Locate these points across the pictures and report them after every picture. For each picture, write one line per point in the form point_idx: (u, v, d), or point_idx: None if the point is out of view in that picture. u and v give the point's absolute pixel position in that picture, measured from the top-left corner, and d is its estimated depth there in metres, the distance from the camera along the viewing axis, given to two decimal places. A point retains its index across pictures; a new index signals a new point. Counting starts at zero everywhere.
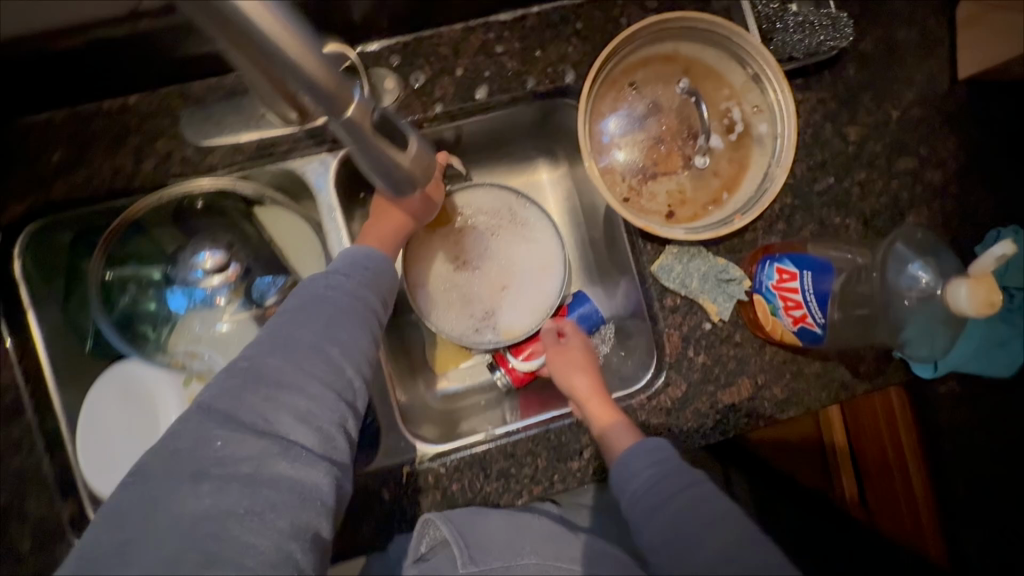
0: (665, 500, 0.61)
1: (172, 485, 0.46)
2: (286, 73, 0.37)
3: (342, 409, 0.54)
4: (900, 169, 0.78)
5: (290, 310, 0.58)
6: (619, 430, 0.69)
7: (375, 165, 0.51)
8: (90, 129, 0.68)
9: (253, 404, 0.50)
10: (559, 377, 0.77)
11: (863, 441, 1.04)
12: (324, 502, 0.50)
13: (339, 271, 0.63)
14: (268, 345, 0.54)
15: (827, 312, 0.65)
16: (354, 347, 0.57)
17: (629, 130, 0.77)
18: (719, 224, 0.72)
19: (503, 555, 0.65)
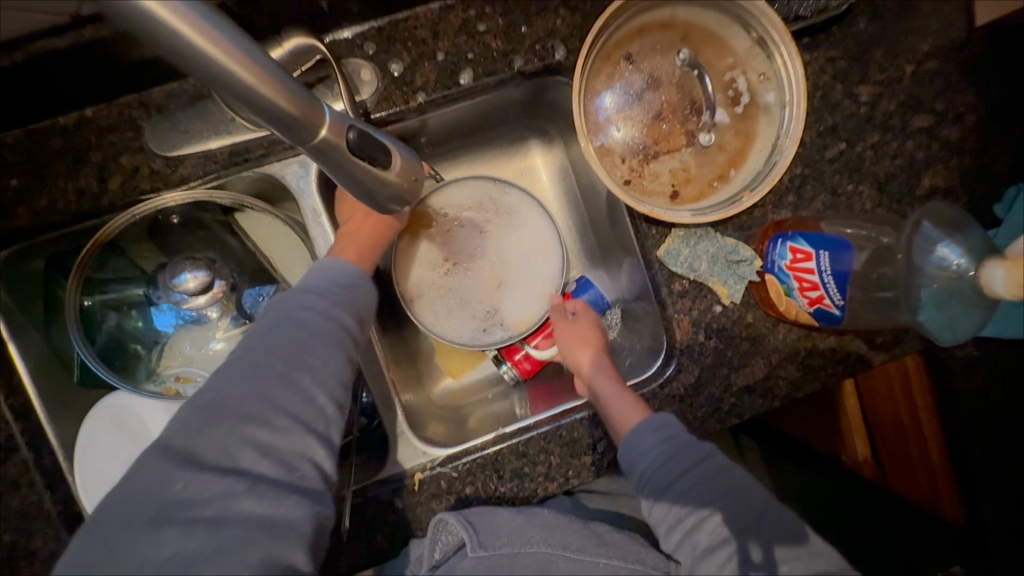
0: (681, 475, 0.61)
1: (130, 533, 0.44)
2: (240, 98, 0.36)
3: (312, 441, 0.52)
4: (915, 127, 0.73)
5: (259, 332, 0.56)
6: (625, 404, 0.66)
7: (355, 187, 0.47)
8: (49, 147, 0.63)
9: (215, 441, 0.48)
10: (565, 350, 0.75)
11: (877, 406, 0.99)
12: (297, 535, 0.48)
13: (311, 289, 0.60)
14: (233, 376, 0.52)
15: (846, 293, 0.62)
16: (328, 373, 0.55)
17: (627, 106, 0.72)
18: (726, 203, 0.68)
19: (511, 540, 0.64)
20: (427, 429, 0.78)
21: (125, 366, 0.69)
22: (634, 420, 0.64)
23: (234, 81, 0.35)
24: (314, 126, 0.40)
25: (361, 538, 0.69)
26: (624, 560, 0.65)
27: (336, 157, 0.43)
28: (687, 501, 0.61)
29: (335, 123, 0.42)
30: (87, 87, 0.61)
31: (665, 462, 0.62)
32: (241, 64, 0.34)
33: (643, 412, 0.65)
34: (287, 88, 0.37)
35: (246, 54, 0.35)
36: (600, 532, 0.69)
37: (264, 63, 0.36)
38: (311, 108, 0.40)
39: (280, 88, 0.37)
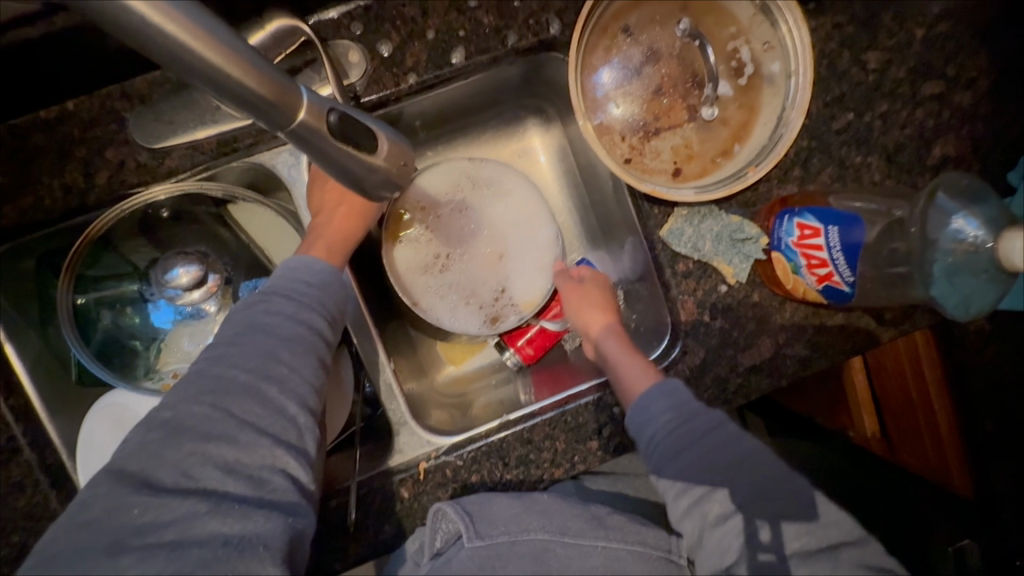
0: (695, 440, 0.59)
1: (86, 564, 0.43)
2: (210, 83, 0.35)
3: (282, 453, 0.51)
4: (926, 94, 0.70)
5: (224, 342, 0.55)
6: (633, 368, 0.65)
7: (341, 175, 0.44)
8: (32, 143, 0.62)
9: (174, 464, 0.48)
10: (573, 311, 0.75)
11: (885, 383, 0.99)
12: (268, 549, 0.47)
13: (277, 292, 0.59)
14: (194, 392, 0.51)
15: (856, 269, 0.60)
16: (297, 379, 0.55)
17: (625, 82, 0.69)
18: (731, 179, 0.66)
19: (509, 529, 0.63)
20: (430, 417, 0.78)
21: (124, 363, 0.68)
22: (646, 383, 0.63)
23: (202, 63, 0.33)
24: (292, 110, 0.38)
25: (369, 529, 0.69)
26: (624, 541, 0.65)
27: (318, 144, 0.40)
28: (691, 468, 0.59)
29: (314, 105, 0.39)
30: (63, 79, 0.58)
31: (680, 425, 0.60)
32: (208, 45, 0.33)
33: (656, 374, 0.65)
34: (261, 71, 0.36)
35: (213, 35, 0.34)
36: (600, 514, 0.68)
37: (236, 46, 0.35)
38: (288, 93, 0.38)
39: (251, 70, 0.35)
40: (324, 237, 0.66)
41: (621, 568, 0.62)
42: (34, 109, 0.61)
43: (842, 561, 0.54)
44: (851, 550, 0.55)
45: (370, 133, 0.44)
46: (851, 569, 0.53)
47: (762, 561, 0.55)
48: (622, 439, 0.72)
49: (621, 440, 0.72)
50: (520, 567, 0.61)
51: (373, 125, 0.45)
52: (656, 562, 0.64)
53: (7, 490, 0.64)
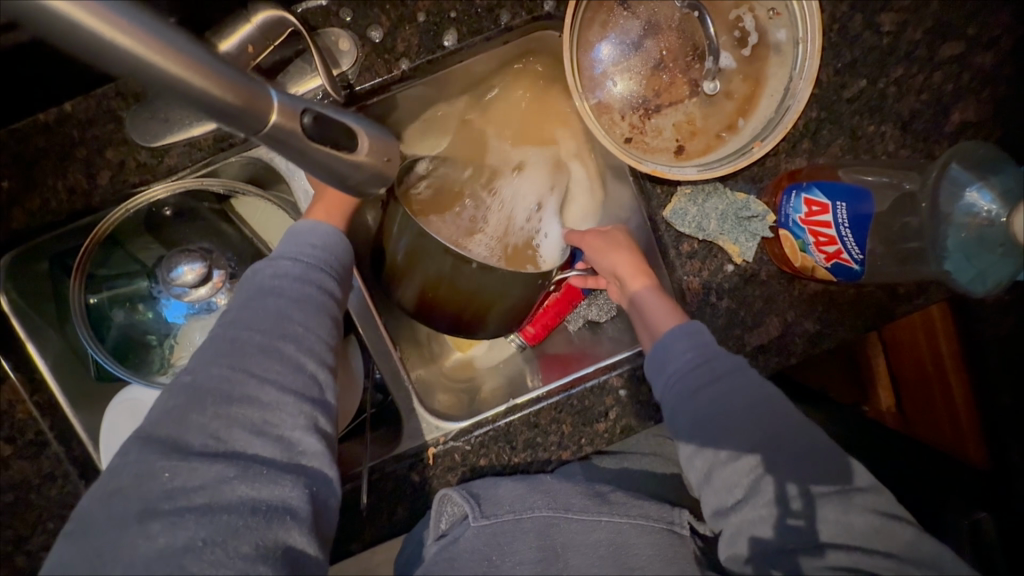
0: (711, 380, 0.59)
1: (118, 533, 0.44)
2: (176, 94, 0.34)
3: (306, 410, 0.53)
4: (945, 57, 0.66)
5: (236, 307, 0.56)
6: (657, 310, 0.65)
7: (326, 175, 0.45)
8: (34, 147, 0.63)
9: (200, 428, 0.49)
10: (596, 259, 0.71)
11: (901, 357, 0.95)
12: (296, 515, 0.49)
13: (284, 255, 0.59)
14: (212, 357, 0.52)
15: (865, 247, 0.58)
16: (312, 338, 0.56)
17: (624, 57, 0.67)
18: (736, 155, 0.64)
19: (514, 507, 0.65)
20: (436, 402, 0.79)
21: (139, 358, 0.70)
22: (671, 324, 0.63)
23: (160, 75, 0.33)
24: (262, 115, 0.38)
25: (382, 512, 0.71)
26: (627, 516, 0.65)
27: (297, 147, 0.41)
28: (708, 419, 0.58)
29: (286, 106, 0.40)
30: (60, 82, 0.59)
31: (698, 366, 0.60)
32: (164, 56, 0.32)
33: (683, 315, 0.65)
34: (222, 78, 0.35)
35: (177, 48, 0.33)
36: (603, 492, 0.69)
37: (200, 57, 0.34)
38: (257, 97, 0.38)
39: (216, 79, 0.35)
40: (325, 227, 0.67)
41: (624, 541, 0.62)
42: (32, 114, 0.62)
43: (855, 504, 0.55)
44: (865, 497, 0.55)
45: (349, 132, 0.45)
46: (861, 514, 0.54)
47: (792, 526, 0.54)
48: (629, 422, 0.72)
49: (628, 423, 0.72)
50: (525, 543, 0.63)
51: (351, 123, 0.46)
52: (658, 533, 0.64)
53: (40, 481, 0.68)
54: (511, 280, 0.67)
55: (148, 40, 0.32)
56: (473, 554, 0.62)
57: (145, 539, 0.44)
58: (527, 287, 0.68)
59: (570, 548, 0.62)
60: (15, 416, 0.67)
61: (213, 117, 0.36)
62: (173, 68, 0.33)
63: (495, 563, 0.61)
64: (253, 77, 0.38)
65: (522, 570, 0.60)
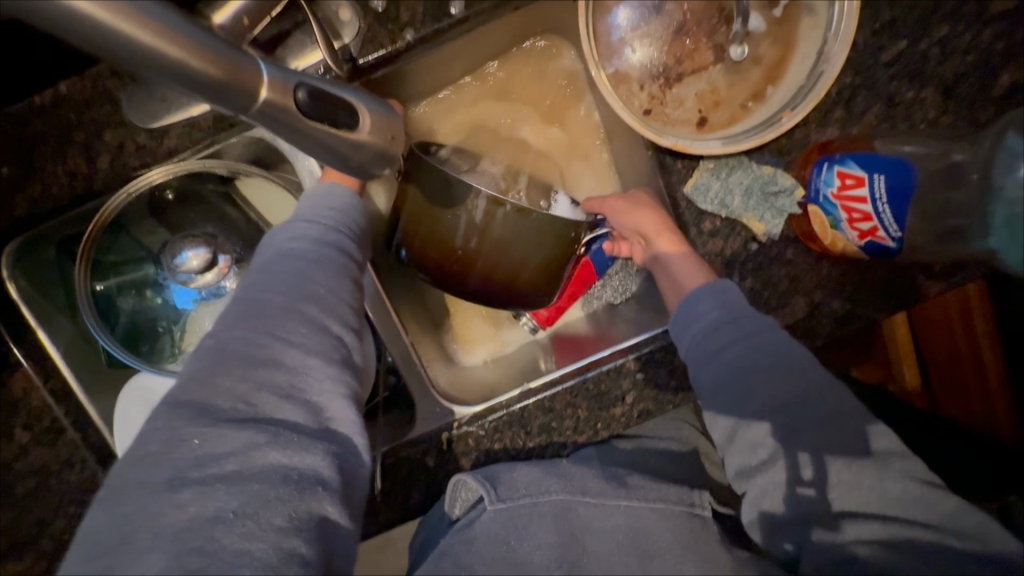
0: (743, 337, 0.57)
1: (144, 501, 0.41)
2: (158, 71, 0.32)
3: (333, 374, 0.51)
4: (994, 13, 0.61)
5: (256, 270, 0.54)
6: (687, 267, 0.63)
7: (326, 155, 0.44)
8: (31, 130, 0.61)
9: (228, 391, 0.46)
10: (620, 219, 0.68)
11: (928, 336, 0.93)
12: (327, 486, 0.47)
13: (300, 216, 0.57)
14: (234, 321, 0.50)
15: (904, 225, 0.54)
16: (335, 300, 0.54)
17: (644, 21, 0.63)
18: (763, 126, 0.59)
19: (529, 490, 0.62)
20: (449, 385, 0.78)
21: (150, 345, 0.69)
22: (693, 280, 0.62)
23: (139, 48, 0.31)
24: (250, 90, 0.37)
25: (397, 496, 0.71)
26: (645, 500, 0.62)
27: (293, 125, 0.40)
28: (741, 395, 0.56)
29: (277, 80, 0.38)
30: (53, 61, 0.57)
31: (727, 322, 0.58)
32: (140, 26, 0.31)
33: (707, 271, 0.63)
34: (205, 48, 0.33)
35: (159, 20, 0.31)
36: (620, 474, 0.65)
37: (183, 27, 0.32)
38: (243, 70, 0.36)
39: (200, 49, 0.33)
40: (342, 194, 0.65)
41: (642, 527, 0.61)
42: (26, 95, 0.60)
43: (892, 471, 0.51)
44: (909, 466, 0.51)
45: (350, 108, 0.43)
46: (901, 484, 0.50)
47: (801, 496, 0.52)
48: (647, 405, 0.71)
49: (646, 407, 0.71)
50: (543, 527, 0.61)
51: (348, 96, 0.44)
52: (679, 518, 0.61)
53: (59, 467, 0.68)
54: (546, 231, 0.63)
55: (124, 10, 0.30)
56: (490, 540, 0.60)
57: (174, 509, 0.41)
58: (562, 241, 0.64)
59: (588, 534, 0.61)
60: (29, 403, 0.67)
61: (202, 95, 0.34)
62: (151, 40, 0.31)
63: (512, 548, 0.60)
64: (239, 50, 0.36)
65: (542, 555, 0.59)
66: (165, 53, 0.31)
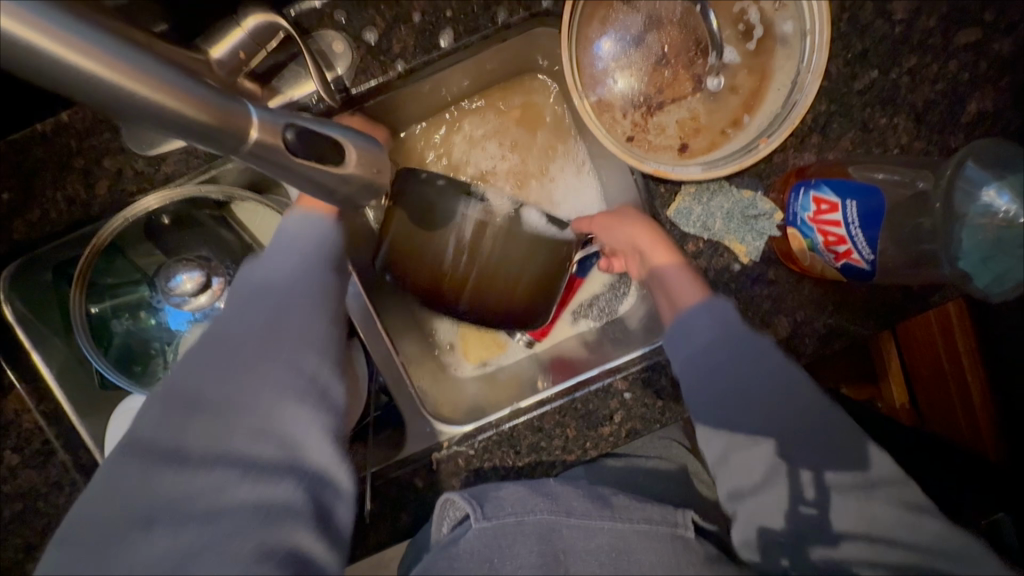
0: (728, 355, 0.59)
1: (120, 539, 0.45)
2: (154, 119, 0.35)
3: (306, 410, 0.51)
4: (960, 45, 0.64)
5: (228, 306, 0.54)
6: (682, 283, 0.64)
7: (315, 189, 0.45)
8: (31, 157, 0.63)
9: (197, 437, 0.48)
10: (609, 242, 0.71)
11: (915, 354, 0.94)
12: (297, 522, 0.49)
13: (276, 250, 0.57)
14: (204, 363, 0.51)
15: (876, 248, 0.56)
16: (308, 333, 0.53)
17: (625, 53, 0.65)
18: (742, 152, 0.61)
19: (515, 510, 0.62)
20: (439, 407, 0.78)
21: (143, 367, 0.69)
22: (693, 298, 0.62)
23: (136, 98, 0.33)
24: (240, 132, 0.38)
25: (386, 517, 0.71)
26: (630, 521, 0.63)
27: (279, 161, 0.41)
28: (731, 401, 0.59)
29: (266, 122, 0.40)
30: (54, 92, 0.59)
31: (720, 344, 0.60)
32: (135, 79, 0.33)
33: (704, 288, 0.63)
34: (196, 96, 0.35)
35: (153, 74, 0.34)
36: (605, 495, 0.67)
37: (176, 80, 0.35)
38: (234, 115, 0.38)
39: (191, 100, 0.35)
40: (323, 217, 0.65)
41: (626, 546, 0.61)
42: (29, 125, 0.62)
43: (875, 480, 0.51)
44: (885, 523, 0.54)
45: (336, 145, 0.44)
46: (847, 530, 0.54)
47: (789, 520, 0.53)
48: (635, 425, 0.71)
49: (635, 426, 0.71)
50: (527, 548, 0.61)
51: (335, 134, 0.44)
52: (661, 537, 0.62)
53: (47, 490, 0.68)
54: (534, 245, 0.66)
55: (123, 68, 0.33)
56: (473, 556, 0.60)
57: (145, 544, 0.45)
58: (553, 256, 0.67)
59: (571, 555, 0.61)
60: (20, 426, 0.68)
61: (195, 138, 0.37)
62: (148, 92, 0.33)
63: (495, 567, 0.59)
64: (229, 94, 0.38)
65: None
66: (160, 102, 0.34)
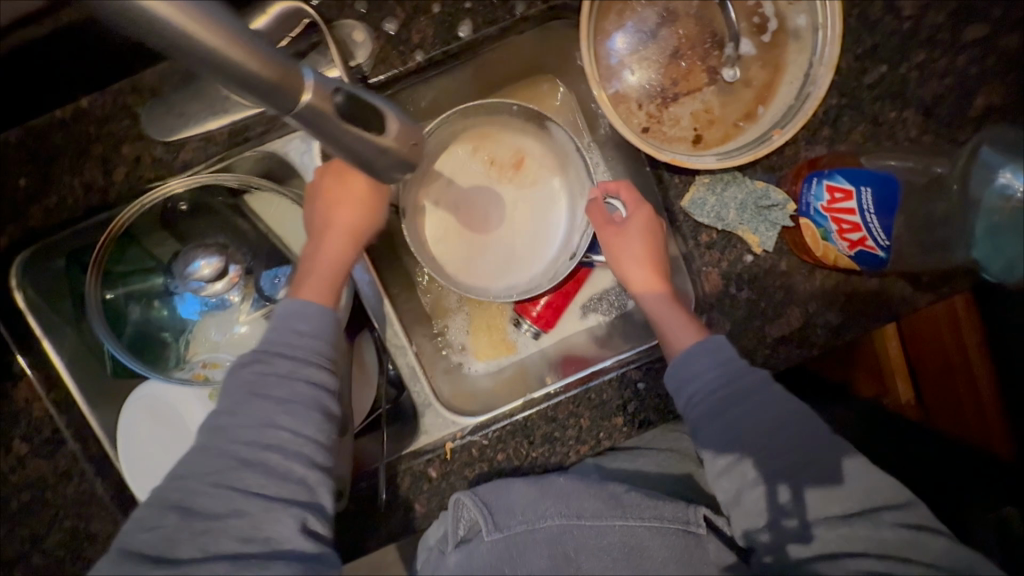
0: (736, 403, 0.58)
1: None
2: (220, 74, 0.34)
3: (294, 515, 0.52)
4: (967, 41, 0.66)
5: (221, 411, 0.54)
6: (675, 323, 0.63)
7: (349, 155, 0.45)
8: (52, 142, 0.63)
9: (188, 544, 0.49)
10: (614, 261, 0.68)
11: (920, 347, 0.93)
12: None
13: (272, 349, 0.56)
14: (201, 469, 0.52)
15: (891, 233, 0.57)
16: (299, 441, 0.54)
17: (641, 46, 0.66)
18: (755, 143, 0.62)
19: (526, 516, 0.63)
20: (451, 396, 0.78)
21: (155, 355, 0.68)
22: (685, 338, 0.62)
23: (203, 49, 0.32)
24: (295, 94, 0.38)
25: (398, 508, 0.70)
26: (641, 518, 0.62)
27: (325, 127, 0.41)
28: (740, 425, 0.57)
29: (319, 87, 0.39)
30: (85, 78, 0.60)
31: (722, 387, 0.59)
32: (206, 28, 0.32)
33: (699, 330, 0.63)
34: (261, 53, 0.35)
35: (223, 24, 0.33)
36: (617, 492, 0.65)
37: (242, 31, 0.34)
38: (291, 77, 0.37)
39: (256, 54, 0.34)
40: (325, 270, 0.63)
41: (638, 542, 0.61)
42: (50, 110, 0.62)
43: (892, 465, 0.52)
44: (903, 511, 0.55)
45: (378, 114, 0.45)
46: (875, 518, 0.53)
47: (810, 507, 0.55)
48: (649, 415, 0.71)
49: (649, 416, 0.71)
50: (538, 552, 0.61)
51: (378, 106, 0.45)
52: (673, 535, 0.61)
53: (56, 480, 0.67)
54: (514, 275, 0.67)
55: (191, 13, 0.31)
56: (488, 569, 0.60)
57: None
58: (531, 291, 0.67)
59: (583, 552, 0.61)
60: (31, 413, 0.67)
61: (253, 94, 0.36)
62: (216, 43, 0.32)
63: None
64: (288, 54, 0.37)
65: None
66: (226, 54, 0.33)
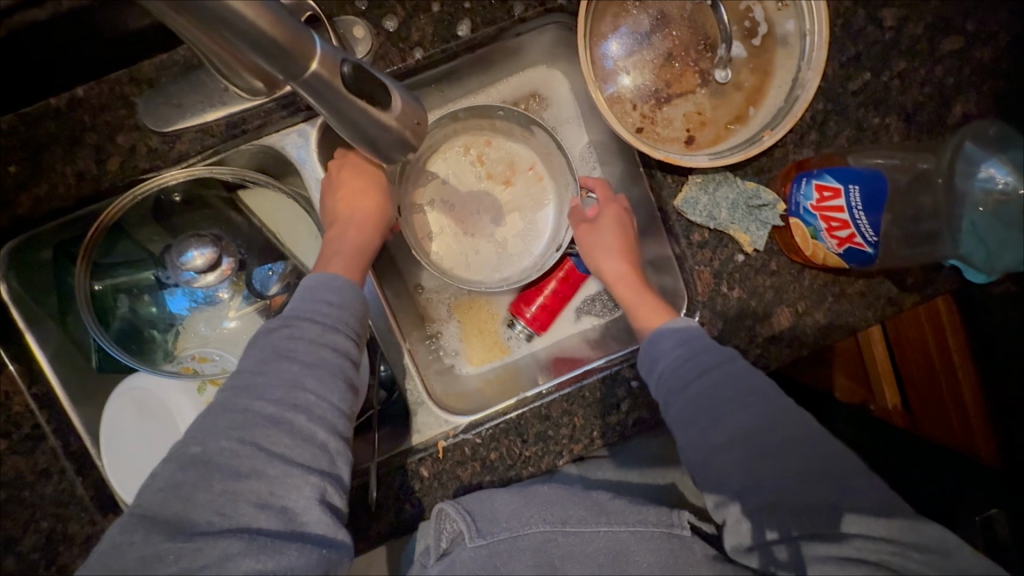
0: (698, 374, 0.59)
1: None
2: (232, 30, 0.38)
3: (312, 484, 0.51)
4: (944, 52, 0.68)
5: (246, 374, 0.53)
6: (647, 313, 0.66)
7: (356, 131, 0.48)
8: (43, 130, 0.62)
9: (205, 508, 0.47)
10: (587, 255, 0.73)
11: (906, 352, 0.97)
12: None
13: (300, 316, 0.57)
14: (223, 427, 0.51)
15: (878, 230, 0.58)
16: (324, 407, 0.53)
17: (635, 49, 0.68)
18: (746, 144, 0.64)
19: (510, 523, 0.62)
20: (443, 395, 0.77)
21: (142, 347, 0.69)
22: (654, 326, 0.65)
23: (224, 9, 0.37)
24: (305, 59, 0.41)
25: (389, 508, 0.69)
26: (626, 524, 0.61)
27: (329, 93, 0.44)
28: (754, 397, 0.57)
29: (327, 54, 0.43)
30: (80, 67, 0.59)
31: (687, 360, 0.60)
32: None
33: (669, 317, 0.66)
34: (275, 14, 0.39)
35: None
36: (601, 501, 0.65)
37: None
38: (302, 42, 0.41)
39: (267, 13, 0.38)
40: (340, 254, 0.65)
41: (623, 547, 0.59)
42: (40, 99, 0.61)
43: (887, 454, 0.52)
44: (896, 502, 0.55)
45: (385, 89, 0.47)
46: (870, 504, 0.53)
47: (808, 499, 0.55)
48: (642, 413, 0.72)
49: (642, 414, 0.72)
50: (522, 560, 0.59)
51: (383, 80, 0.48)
52: (657, 539, 0.60)
53: (34, 479, 0.65)
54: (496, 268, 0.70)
55: None
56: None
57: None
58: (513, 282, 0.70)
59: (569, 560, 0.59)
60: (10, 408, 0.64)
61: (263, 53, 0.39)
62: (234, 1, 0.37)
63: None
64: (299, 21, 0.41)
65: None
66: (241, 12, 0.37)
